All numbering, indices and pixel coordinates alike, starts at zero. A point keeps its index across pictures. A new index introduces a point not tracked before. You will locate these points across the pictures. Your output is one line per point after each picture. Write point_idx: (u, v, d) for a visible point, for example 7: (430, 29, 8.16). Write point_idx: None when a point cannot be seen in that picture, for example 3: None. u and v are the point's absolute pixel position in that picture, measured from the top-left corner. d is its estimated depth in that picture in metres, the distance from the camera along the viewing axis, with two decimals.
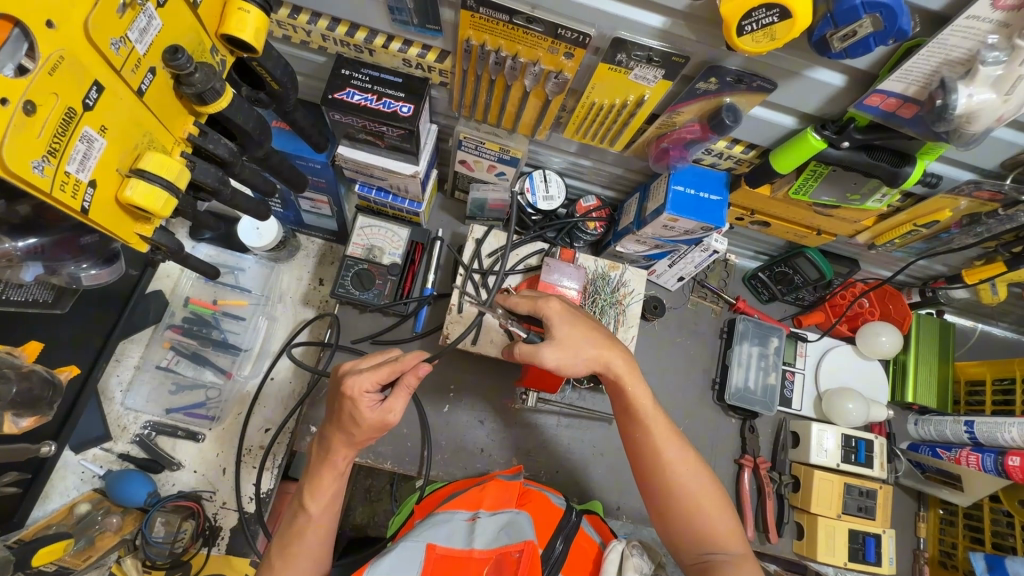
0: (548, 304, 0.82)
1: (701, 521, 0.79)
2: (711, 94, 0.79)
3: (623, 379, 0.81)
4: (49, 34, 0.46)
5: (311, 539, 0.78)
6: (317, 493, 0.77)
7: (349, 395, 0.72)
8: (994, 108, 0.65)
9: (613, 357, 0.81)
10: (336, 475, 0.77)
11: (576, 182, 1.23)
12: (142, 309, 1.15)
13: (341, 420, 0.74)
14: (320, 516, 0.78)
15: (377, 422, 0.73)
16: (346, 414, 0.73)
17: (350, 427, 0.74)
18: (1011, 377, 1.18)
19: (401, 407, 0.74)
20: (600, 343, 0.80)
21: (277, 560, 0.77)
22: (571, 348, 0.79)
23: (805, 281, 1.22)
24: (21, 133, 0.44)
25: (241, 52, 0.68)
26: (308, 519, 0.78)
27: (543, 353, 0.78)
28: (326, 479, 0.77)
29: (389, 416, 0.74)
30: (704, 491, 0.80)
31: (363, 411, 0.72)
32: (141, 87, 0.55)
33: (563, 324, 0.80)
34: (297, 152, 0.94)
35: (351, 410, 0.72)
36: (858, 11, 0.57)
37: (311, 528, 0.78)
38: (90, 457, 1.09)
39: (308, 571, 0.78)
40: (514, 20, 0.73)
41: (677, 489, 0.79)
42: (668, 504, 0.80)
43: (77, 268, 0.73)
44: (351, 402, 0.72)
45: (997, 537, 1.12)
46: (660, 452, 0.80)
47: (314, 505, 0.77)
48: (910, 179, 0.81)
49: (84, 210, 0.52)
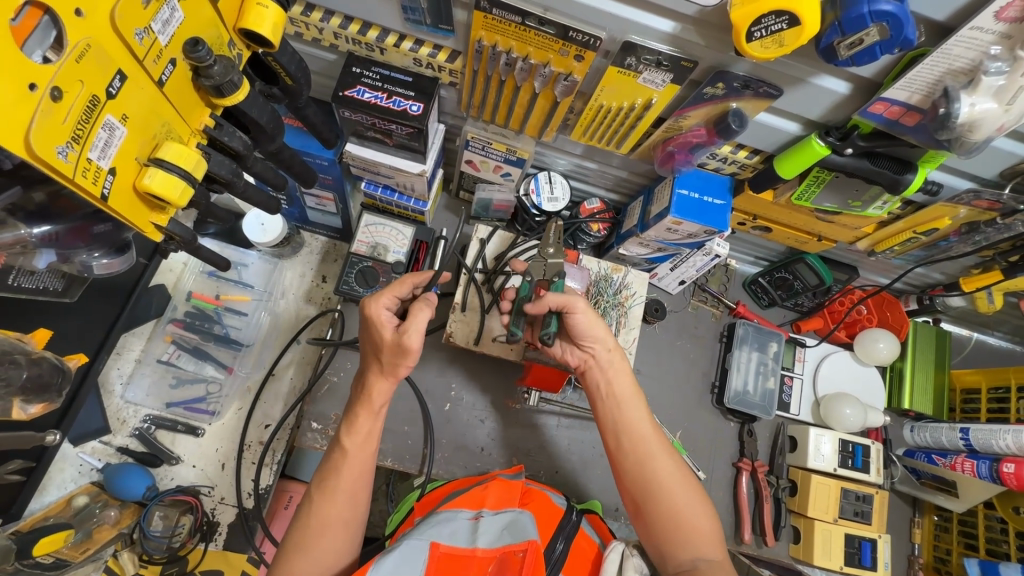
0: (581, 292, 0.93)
1: (684, 518, 0.78)
2: (717, 99, 0.80)
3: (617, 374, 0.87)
4: (77, 22, 0.46)
5: (347, 473, 0.78)
6: (352, 427, 0.80)
7: (370, 315, 0.79)
8: (995, 116, 0.66)
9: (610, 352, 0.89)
10: (372, 413, 0.81)
11: (579, 185, 1.24)
12: (145, 302, 1.15)
13: (371, 353, 0.81)
14: (355, 450, 0.79)
15: (397, 344, 0.77)
16: (374, 339, 0.80)
17: (378, 351, 0.80)
18: (1005, 385, 1.20)
19: (417, 324, 0.77)
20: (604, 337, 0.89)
21: (316, 494, 0.78)
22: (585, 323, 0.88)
23: (805, 287, 1.23)
24: (48, 119, 0.45)
25: (257, 47, 0.68)
26: (342, 455, 0.79)
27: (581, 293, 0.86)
28: (361, 418, 0.80)
29: (404, 338, 0.77)
30: (688, 490, 0.81)
31: (384, 330, 0.79)
32: (161, 78, 0.56)
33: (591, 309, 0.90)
34: (306, 148, 0.95)
35: (376, 335, 0.79)
36: (864, 19, 0.58)
37: (347, 461, 0.79)
38: (88, 451, 1.08)
39: (344, 510, 0.77)
40: (525, 22, 0.74)
41: (663, 480, 0.80)
42: (652, 495, 0.80)
43: (89, 257, 0.74)
44: (373, 326, 0.80)
45: (992, 544, 1.13)
46: (649, 443, 0.83)
47: (349, 439, 0.80)
48: (910, 187, 0.83)
49: (103, 196, 0.52)
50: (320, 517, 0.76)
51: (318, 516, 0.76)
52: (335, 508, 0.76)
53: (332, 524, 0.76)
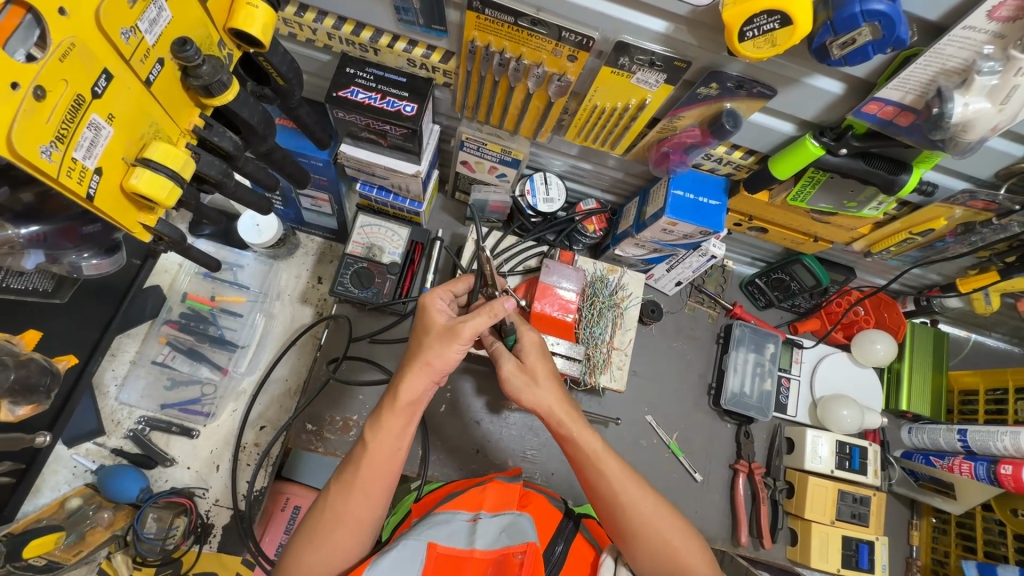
0: (526, 333, 0.86)
1: (669, 555, 0.77)
2: (711, 99, 0.80)
3: (570, 424, 0.82)
4: (61, 21, 0.46)
5: (366, 470, 0.75)
6: (378, 424, 0.76)
7: (424, 303, 0.82)
8: (989, 117, 0.66)
9: (563, 401, 0.84)
10: (397, 411, 0.77)
11: (575, 186, 1.24)
12: (140, 303, 1.15)
13: (416, 338, 0.81)
14: (376, 446, 0.76)
15: (447, 329, 0.78)
16: (421, 325, 0.81)
17: (423, 334, 0.80)
18: (1003, 387, 1.20)
19: (475, 323, 0.77)
20: (550, 381, 0.84)
21: (334, 486, 0.76)
22: (528, 375, 0.84)
23: (802, 288, 1.23)
24: (30, 118, 0.45)
25: (248, 47, 0.68)
26: (364, 450, 0.76)
27: (503, 360, 0.85)
28: (389, 417, 0.76)
29: (458, 325, 0.77)
30: (671, 526, 0.78)
31: (434, 316, 0.80)
32: (149, 78, 0.56)
33: (534, 354, 0.86)
34: (300, 149, 0.95)
35: (428, 320, 0.81)
36: (856, 19, 0.58)
37: (367, 457, 0.75)
38: (83, 452, 1.08)
39: (361, 506, 0.75)
40: (519, 22, 0.74)
41: (639, 527, 0.77)
42: (635, 541, 0.77)
43: (78, 257, 0.74)
44: (423, 312, 0.82)
45: (989, 546, 1.13)
46: (617, 495, 0.79)
47: (373, 435, 0.76)
48: (905, 187, 0.83)
49: (89, 196, 0.52)
50: (335, 510, 0.75)
51: (332, 509, 0.75)
52: (352, 504, 0.75)
53: (344, 518, 0.74)
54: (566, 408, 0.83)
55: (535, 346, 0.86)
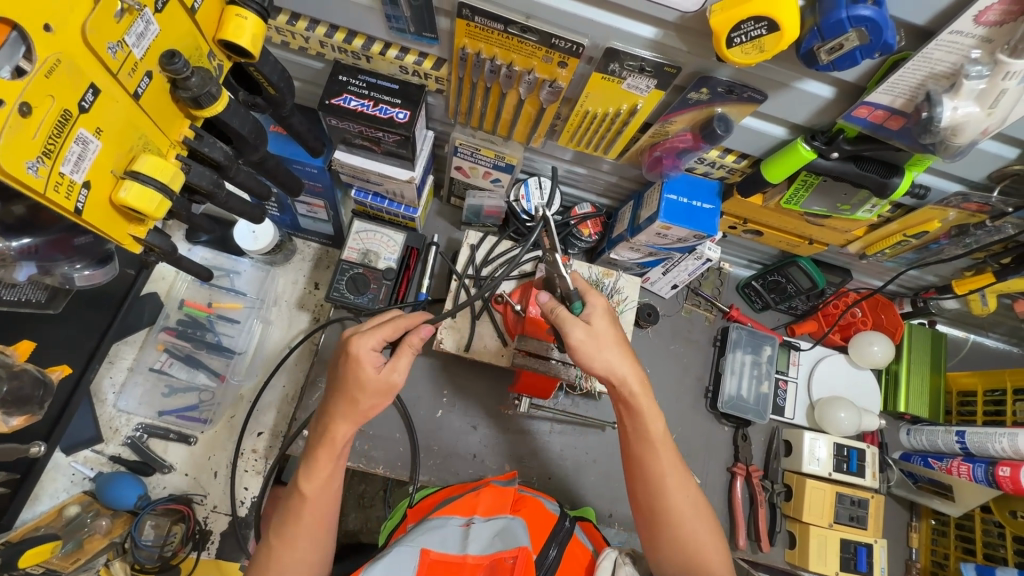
0: (593, 298, 0.81)
1: (692, 550, 0.79)
2: (702, 104, 0.80)
3: (638, 398, 0.80)
4: (46, 37, 0.46)
5: (310, 518, 0.76)
6: (313, 472, 0.77)
7: (355, 354, 0.77)
8: (978, 120, 0.66)
9: (634, 375, 0.80)
10: (333, 456, 0.77)
11: (570, 190, 1.24)
12: (137, 311, 1.15)
13: (346, 389, 0.78)
14: (315, 493, 0.76)
15: (382, 384, 0.77)
16: (350, 378, 0.78)
17: (354, 392, 0.77)
18: (1001, 388, 1.19)
19: (405, 365, 0.79)
20: (622, 351, 0.80)
21: (273, 539, 0.76)
22: (598, 347, 0.79)
23: (798, 290, 1.23)
24: (17, 135, 0.45)
25: (238, 57, 0.68)
26: (303, 500, 0.76)
27: (573, 330, 0.78)
28: (323, 459, 0.77)
29: (393, 379, 0.78)
30: (701, 522, 0.80)
31: (366, 372, 0.77)
32: (137, 91, 0.56)
33: (602, 319, 0.80)
34: (294, 156, 0.95)
35: (356, 372, 0.77)
36: (843, 24, 0.58)
37: (307, 505, 0.76)
38: (81, 460, 1.09)
39: (310, 551, 0.76)
40: (508, 29, 0.74)
41: (674, 515, 0.80)
42: (664, 526, 0.80)
43: (71, 268, 0.74)
44: (354, 363, 0.77)
45: (989, 548, 1.13)
46: (664, 477, 0.80)
47: (307, 484, 0.76)
48: (898, 190, 0.83)
49: (77, 211, 0.52)
50: (281, 563, 0.75)
51: (279, 562, 0.74)
52: (300, 552, 0.75)
53: (294, 567, 0.75)
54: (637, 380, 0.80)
55: (606, 311, 0.81)
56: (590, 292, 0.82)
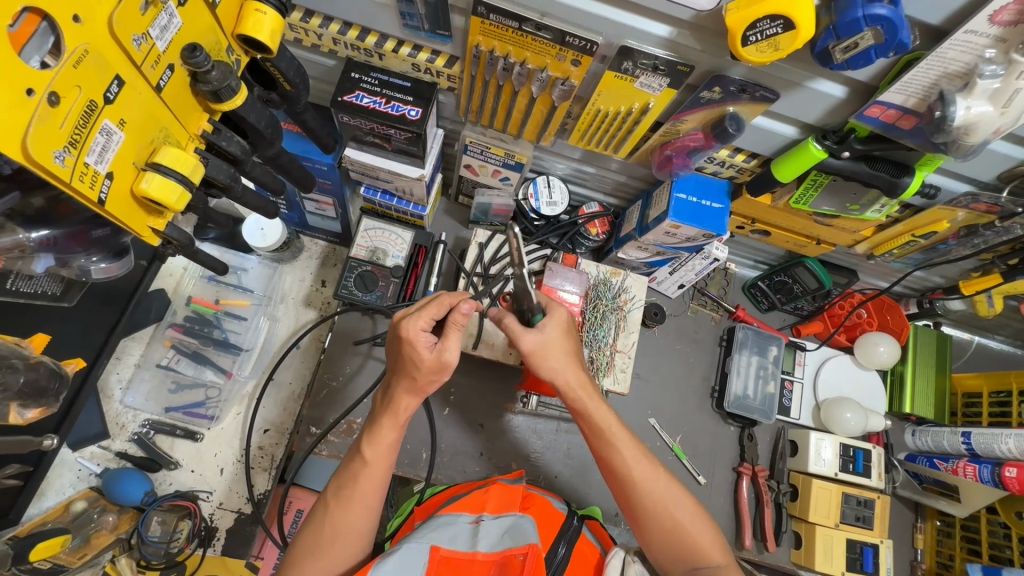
0: (555, 310, 0.83)
1: (680, 537, 0.78)
2: (714, 103, 0.80)
3: (585, 399, 0.82)
4: (74, 28, 0.47)
5: (365, 485, 0.77)
6: (375, 438, 0.78)
7: (408, 337, 0.74)
8: (991, 120, 0.66)
9: (580, 377, 0.83)
10: (397, 425, 0.79)
11: (578, 189, 1.25)
12: (144, 308, 1.15)
13: (402, 366, 0.76)
14: (376, 459, 0.78)
15: (435, 364, 0.74)
16: (406, 360, 0.75)
17: (411, 370, 0.75)
18: (1007, 390, 1.20)
19: (455, 345, 0.75)
20: (570, 360, 0.83)
21: (332, 501, 0.77)
22: (548, 350, 0.82)
23: (804, 291, 1.23)
24: (45, 124, 0.45)
25: (255, 52, 0.68)
26: (363, 464, 0.78)
27: (524, 336, 0.81)
28: (386, 427, 0.78)
29: (448, 359, 0.74)
30: (680, 506, 0.80)
31: (422, 352, 0.74)
32: (159, 84, 0.57)
33: (558, 329, 0.82)
34: (305, 152, 0.96)
35: (411, 355, 0.74)
36: (859, 24, 0.59)
37: (366, 471, 0.77)
38: (87, 456, 1.09)
39: (359, 519, 0.76)
40: (523, 27, 0.74)
41: (652, 506, 0.79)
42: (647, 520, 0.79)
43: (87, 261, 0.75)
44: (409, 346, 0.74)
45: (994, 549, 1.13)
46: (631, 472, 0.80)
47: (370, 448, 0.78)
48: (908, 190, 0.83)
49: (100, 201, 0.52)
50: (334, 525, 0.75)
51: (333, 523, 0.76)
52: (351, 516, 0.76)
53: (344, 531, 0.76)
54: (584, 384, 0.83)
55: (565, 320, 0.83)
56: (552, 305, 0.83)
